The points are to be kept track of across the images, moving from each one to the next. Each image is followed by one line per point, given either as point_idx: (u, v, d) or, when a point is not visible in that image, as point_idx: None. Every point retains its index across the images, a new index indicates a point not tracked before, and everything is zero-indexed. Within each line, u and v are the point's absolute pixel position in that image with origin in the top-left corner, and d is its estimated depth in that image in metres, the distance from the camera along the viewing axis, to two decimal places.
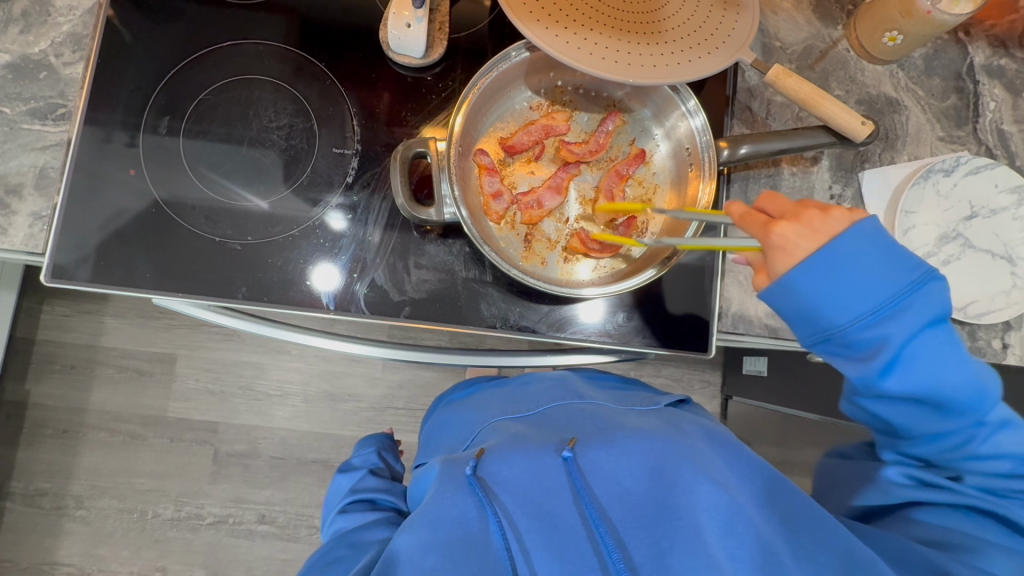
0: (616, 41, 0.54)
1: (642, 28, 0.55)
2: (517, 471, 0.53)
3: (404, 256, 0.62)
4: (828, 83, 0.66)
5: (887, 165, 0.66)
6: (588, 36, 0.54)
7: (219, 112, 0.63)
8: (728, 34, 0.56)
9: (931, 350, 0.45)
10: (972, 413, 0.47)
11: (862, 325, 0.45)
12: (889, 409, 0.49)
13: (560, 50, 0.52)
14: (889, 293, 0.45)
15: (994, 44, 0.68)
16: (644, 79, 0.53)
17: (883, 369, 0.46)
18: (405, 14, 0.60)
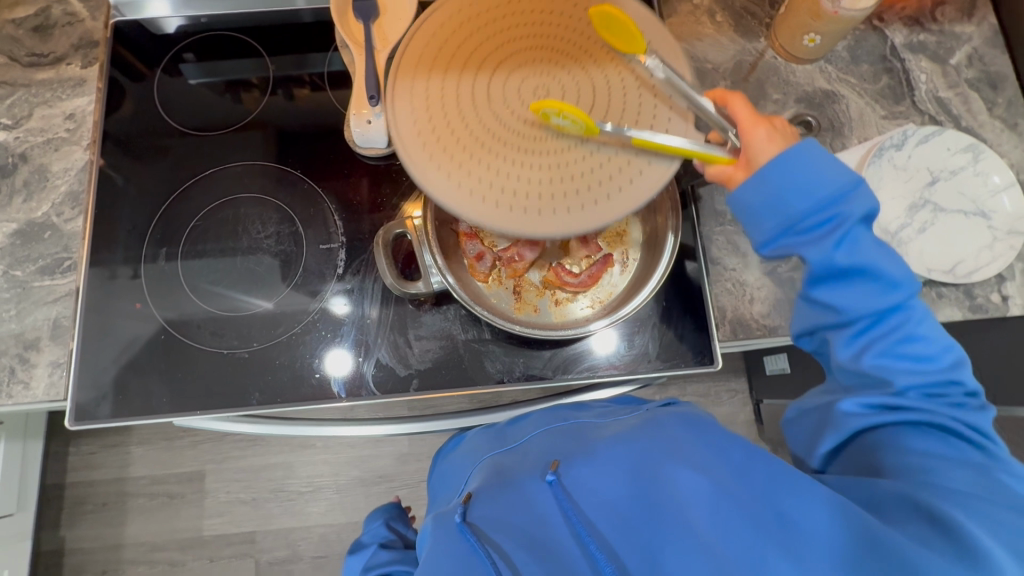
0: (536, 201, 0.50)
1: (569, 179, 0.50)
2: (504, 510, 0.47)
3: (404, 331, 0.64)
4: (764, 90, 0.70)
5: (840, 151, 0.68)
6: (496, 188, 0.50)
7: (210, 233, 0.68)
8: (630, 88, 0.52)
9: (868, 249, 0.49)
10: (904, 317, 0.50)
11: (787, 191, 0.49)
12: (834, 291, 0.51)
13: (457, 207, 0.49)
14: (822, 182, 0.49)
15: (909, 24, 0.72)
16: (553, 233, 0.49)
17: (821, 235, 0.49)
18: (364, 111, 0.64)
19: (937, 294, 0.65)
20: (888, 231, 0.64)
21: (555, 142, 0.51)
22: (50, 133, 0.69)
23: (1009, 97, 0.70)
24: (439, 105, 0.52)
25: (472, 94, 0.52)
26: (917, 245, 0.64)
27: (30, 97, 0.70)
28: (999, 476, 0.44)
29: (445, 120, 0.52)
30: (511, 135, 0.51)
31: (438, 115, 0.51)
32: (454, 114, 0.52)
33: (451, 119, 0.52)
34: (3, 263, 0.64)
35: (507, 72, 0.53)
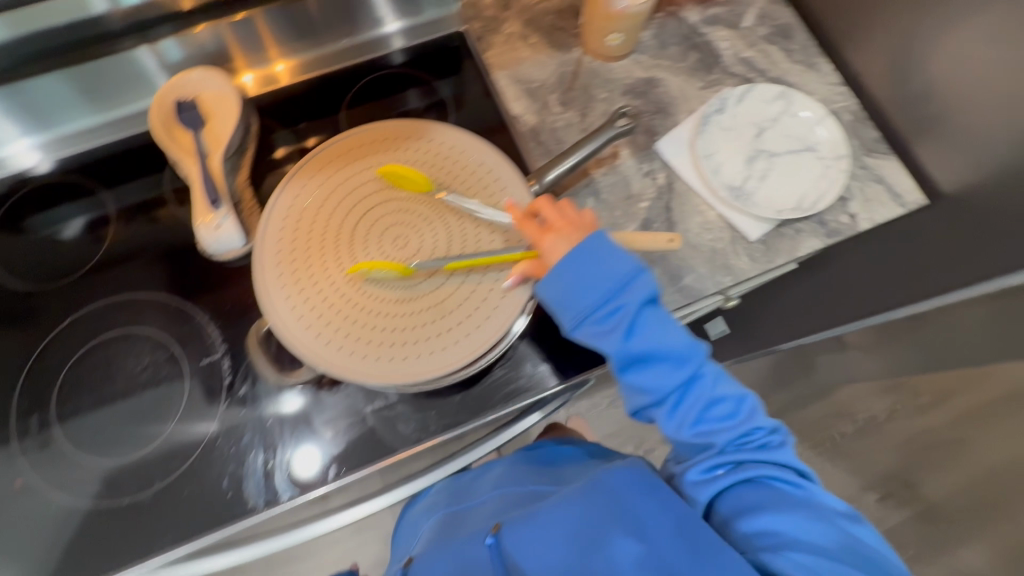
0: (428, 355, 0.55)
1: (446, 318, 0.56)
2: (444, 561, 0.60)
3: (309, 421, 0.61)
4: (591, 93, 0.74)
5: (672, 128, 0.73)
6: (354, 313, 0.56)
7: (84, 384, 0.64)
8: (485, 232, 0.59)
9: (654, 335, 0.54)
10: (725, 409, 0.56)
11: (589, 312, 0.54)
12: (643, 378, 0.55)
13: (353, 372, 0.54)
14: (610, 274, 0.53)
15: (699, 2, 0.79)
16: (406, 356, 0.55)
17: (615, 331, 0.53)
18: (209, 218, 0.63)
19: (797, 230, 0.68)
20: (734, 187, 0.69)
21: (432, 302, 0.57)
22: None
23: (802, 42, 0.77)
24: (313, 290, 0.57)
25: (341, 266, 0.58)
26: (763, 192, 0.69)
27: None
28: (838, 522, 0.50)
29: (307, 237, 0.59)
30: (392, 310, 0.56)
31: (309, 286, 0.57)
32: (327, 290, 0.57)
33: (315, 236, 0.59)
34: None
35: (365, 232, 0.59)
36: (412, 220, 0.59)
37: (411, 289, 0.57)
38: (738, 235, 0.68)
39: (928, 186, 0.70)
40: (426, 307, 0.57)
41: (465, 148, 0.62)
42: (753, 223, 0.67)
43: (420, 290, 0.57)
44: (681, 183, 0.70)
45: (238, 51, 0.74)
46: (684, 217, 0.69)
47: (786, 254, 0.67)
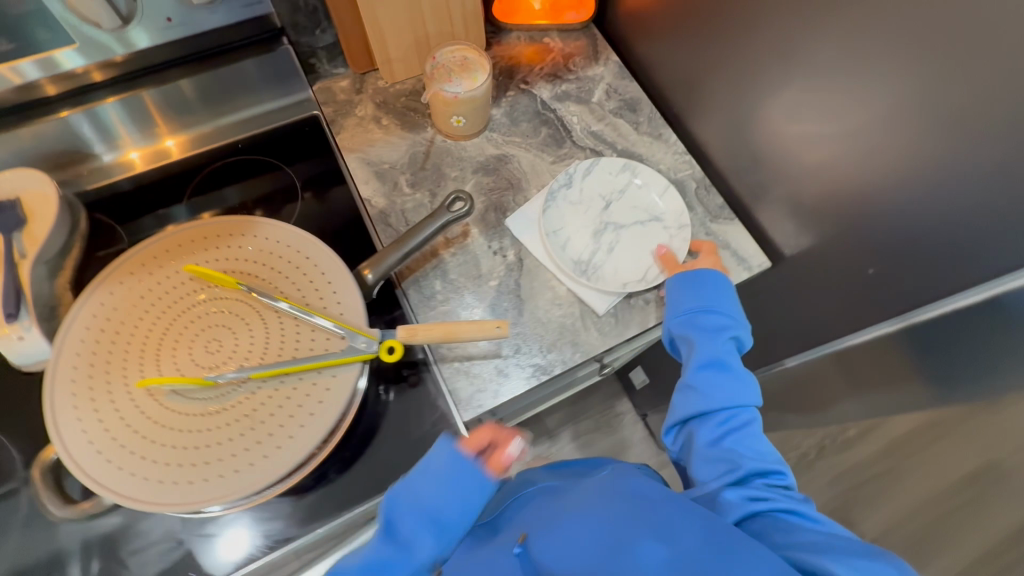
0: (232, 474, 0.51)
1: (256, 430, 0.52)
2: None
3: (117, 552, 0.55)
4: (442, 172, 0.74)
5: (523, 204, 0.73)
6: (153, 433, 0.52)
7: None
8: (304, 328, 0.56)
9: (730, 352, 0.62)
10: (758, 441, 0.57)
11: (695, 311, 0.63)
12: (710, 390, 0.60)
13: (146, 500, 0.49)
14: (715, 292, 0.64)
15: (550, 79, 0.82)
16: (208, 475, 0.51)
17: (707, 335, 0.62)
18: (7, 331, 0.58)
19: (645, 301, 0.68)
20: (582, 262, 0.69)
21: (242, 413, 0.53)
22: None
23: (648, 114, 0.80)
24: (106, 406, 0.52)
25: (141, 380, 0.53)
26: (610, 266, 0.69)
27: None
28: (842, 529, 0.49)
29: (102, 351, 0.54)
30: (195, 424, 0.52)
31: (104, 405, 0.52)
32: (123, 405, 0.52)
33: (113, 348, 0.54)
34: None
35: (173, 339, 0.55)
36: (226, 322, 0.56)
37: (220, 400, 0.53)
38: (588, 309, 0.67)
39: (771, 248, 0.72)
40: (234, 419, 0.53)
41: (287, 241, 0.60)
42: (601, 296, 0.67)
43: (229, 400, 0.53)
44: (531, 260, 0.70)
45: (118, 128, 0.74)
46: (534, 294, 0.68)
47: (636, 326, 0.67)
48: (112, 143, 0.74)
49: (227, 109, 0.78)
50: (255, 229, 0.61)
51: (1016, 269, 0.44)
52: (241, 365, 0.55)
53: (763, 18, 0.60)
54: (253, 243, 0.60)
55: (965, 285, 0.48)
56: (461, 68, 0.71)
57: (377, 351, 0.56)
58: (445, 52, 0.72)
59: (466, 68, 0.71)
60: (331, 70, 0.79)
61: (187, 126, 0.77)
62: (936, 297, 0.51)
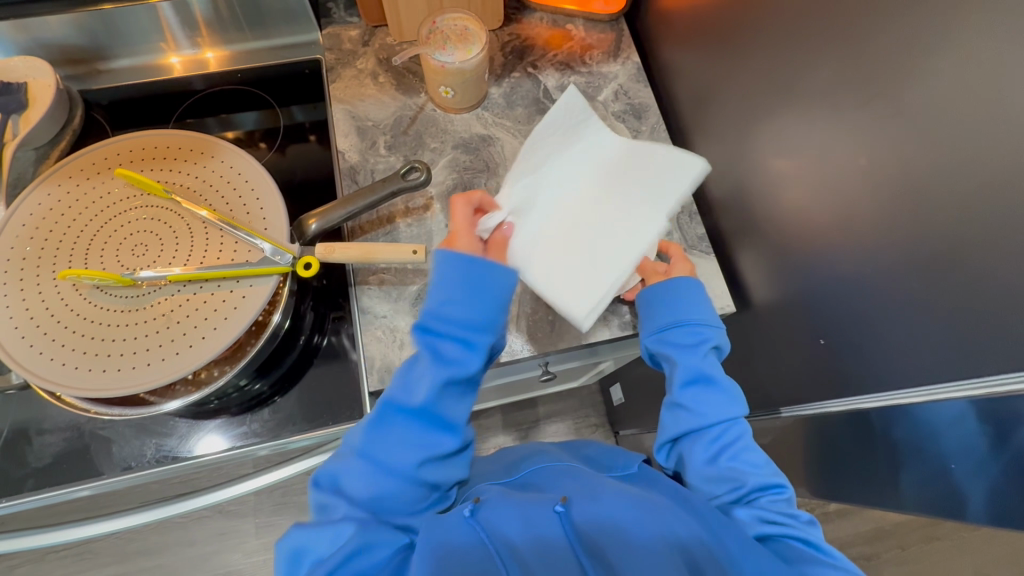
0: (142, 367, 0.52)
1: (170, 329, 0.54)
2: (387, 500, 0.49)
3: (27, 427, 0.59)
4: (423, 141, 0.73)
5: (493, 190, 0.70)
6: (65, 322, 0.53)
7: None
8: (231, 243, 0.58)
9: (716, 365, 0.57)
10: (754, 453, 0.53)
11: (671, 328, 0.58)
12: (697, 408, 0.56)
13: (51, 382, 0.51)
14: (692, 306, 0.58)
15: (561, 68, 0.78)
16: (114, 366, 0.52)
17: (689, 351, 0.57)
18: None
19: None
20: None
21: (157, 313, 0.54)
22: None
23: (652, 124, 0.75)
24: (32, 290, 0.54)
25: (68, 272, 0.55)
26: None
27: None
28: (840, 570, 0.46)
29: (40, 241, 0.56)
30: (111, 317, 0.54)
31: (29, 290, 0.54)
32: (48, 291, 0.54)
33: (51, 240, 0.57)
34: None
35: (106, 236, 0.57)
36: (160, 231, 0.58)
37: (138, 300, 0.55)
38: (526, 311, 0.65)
39: (740, 294, 0.66)
40: (150, 317, 0.54)
41: (236, 164, 0.62)
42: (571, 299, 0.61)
43: (148, 301, 0.55)
44: None
45: (164, 33, 0.75)
46: None
47: (571, 339, 0.63)
48: (157, 45, 0.76)
49: (264, 31, 0.77)
50: (198, 143, 0.62)
51: (970, 375, 0.38)
52: (165, 269, 0.56)
53: (776, 38, 0.54)
54: (196, 156, 0.62)
55: (916, 380, 0.43)
56: (460, 37, 0.70)
57: (293, 264, 0.57)
58: (450, 20, 0.71)
59: (463, 39, 0.69)
60: (345, 18, 0.80)
61: (215, 42, 0.77)
62: (885, 386, 0.46)
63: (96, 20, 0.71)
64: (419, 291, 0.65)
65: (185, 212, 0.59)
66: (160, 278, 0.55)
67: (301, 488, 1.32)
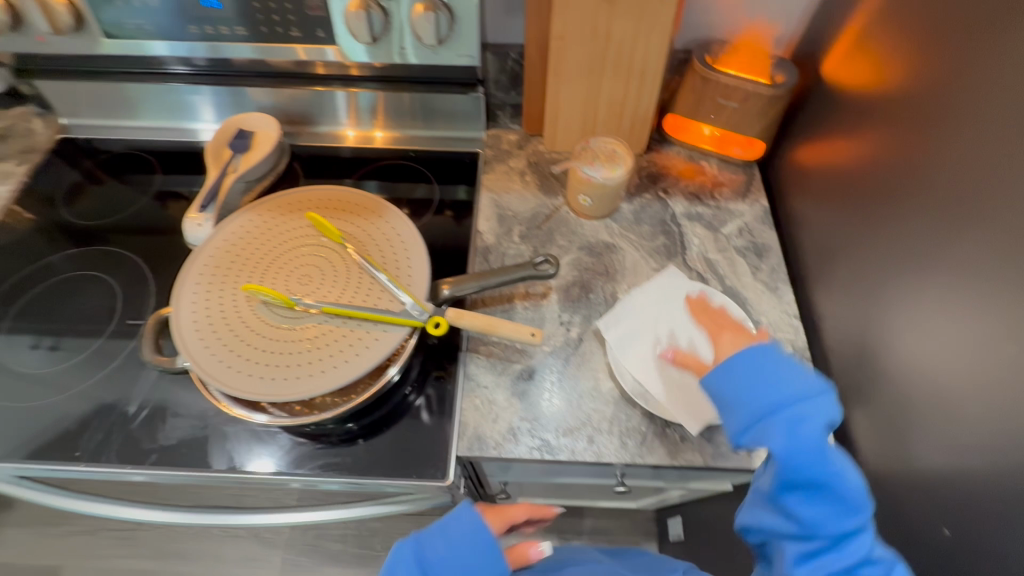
0: (281, 380, 0.60)
1: (311, 352, 0.61)
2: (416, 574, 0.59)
3: (166, 406, 0.67)
4: (553, 237, 0.80)
5: (608, 295, 0.75)
6: (233, 325, 0.63)
7: (44, 302, 0.76)
8: (377, 290, 0.66)
9: (830, 461, 0.51)
10: (876, 574, 0.49)
11: (761, 420, 0.53)
12: (804, 507, 0.52)
13: (208, 374, 0.60)
14: (790, 390, 0.54)
15: (690, 198, 0.84)
16: (259, 373, 0.60)
17: (792, 442, 0.52)
18: (197, 216, 0.76)
19: (681, 437, 0.64)
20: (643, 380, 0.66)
21: (305, 336, 0.63)
22: None
23: (773, 265, 0.77)
24: (216, 294, 0.65)
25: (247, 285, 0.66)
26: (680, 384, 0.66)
27: None
28: None
29: (233, 255, 0.68)
30: (268, 331, 0.63)
31: (213, 293, 0.65)
32: (227, 297, 0.65)
33: (241, 256, 0.68)
34: None
35: (282, 262, 0.68)
36: (324, 267, 0.68)
37: (292, 321, 0.64)
38: (620, 417, 0.66)
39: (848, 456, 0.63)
40: (298, 339, 0.62)
41: (396, 225, 0.71)
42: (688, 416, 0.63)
43: (300, 324, 0.63)
44: (590, 345, 0.71)
45: (350, 112, 0.90)
46: (577, 376, 0.68)
47: (660, 456, 0.63)
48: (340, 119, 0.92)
49: (429, 123, 0.92)
50: (371, 203, 0.73)
51: None
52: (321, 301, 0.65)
53: (916, 213, 0.56)
54: (368, 212, 0.72)
55: None
56: (607, 158, 0.79)
57: (424, 320, 0.64)
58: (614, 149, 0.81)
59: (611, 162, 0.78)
60: (508, 124, 0.93)
61: (387, 125, 0.92)
62: None
63: (302, 94, 0.87)
64: (522, 371, 0.69)
65: (347, 256, 0.69)
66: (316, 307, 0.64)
67: (338, 534, 1.32)
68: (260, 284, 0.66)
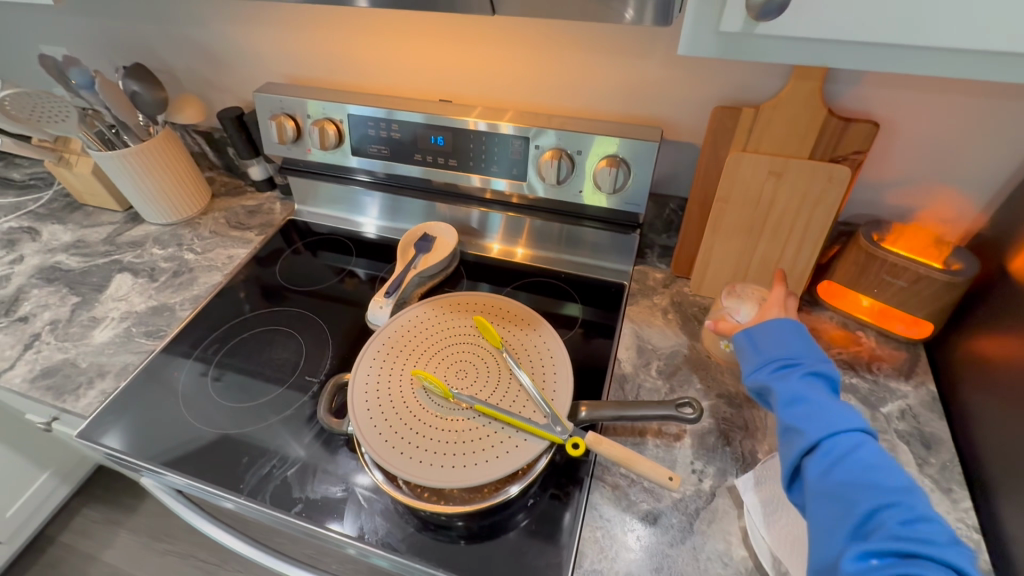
0: (427, 466, 0.65)
1: (457, 445, 0.67)
2: None
3: (319, 461, 0.75)
4: (692, 378, 0.81)
5: (746, 451, 0.72)
6: (396, 403, 0.71)
7: (247, 345, 0.91)
8: (524, 398, 0.71)
9: (830, 443, 0.58)
10: (897, 511, 0.52)
11: (791, 392, 0.63)
12: (812, 423, 0.60)
13: (369, 445, 0.67)
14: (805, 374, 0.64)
15: (843, 366, 0.81)
16: (410, 454, 0.66)
17: (809, 414, 0.60)
18: (381, 299, 0.90)
19: None
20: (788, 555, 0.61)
21: (454, 428, 0.68)
22: (213, 263, 1.05)
23: (944, 461, 0.70)
24: (387, 372, 0.74)
25: (413, 369, 0.75)
26: None
27: (218, 241, 1.10)
28: None
29: (406, 340, 0.78)
30: (423, 416, 0.70)
31: (385, 370, 0.75)
32: (395, 376, 0.74)
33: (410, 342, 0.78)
34: (132, 321, 0.94)
35: (444, 354, 0.76)
36: (479, 366, 0.75)
37: (446, 411, 0.70)
38: None
39: None
40: (448, 429, 0.69)
41: (548, 341, 0.78)
42: None
43: (452, 416, 0.70)
44: (723, 502, 0.67)
45: (498, 230, 1.04)
46: (706, 533, 0.65)
47: None
48: (490, 234, 1.05)
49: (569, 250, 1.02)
50: (528, 316, 0.81)
51: None
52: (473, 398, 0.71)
53: None
54: (524, 323, 0.80)
55: None
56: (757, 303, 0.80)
57: (565, 439, 0.67)
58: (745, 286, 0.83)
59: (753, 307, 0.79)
60: (655, 262, 1.00)
61: (529, 244, 1.04)
62: None
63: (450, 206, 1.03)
64: (647, 512, 0.67)
65: (500, 360, 0.75)
66: (469, 403, 0.70)
67: None
68: (424, 370, 0.74)
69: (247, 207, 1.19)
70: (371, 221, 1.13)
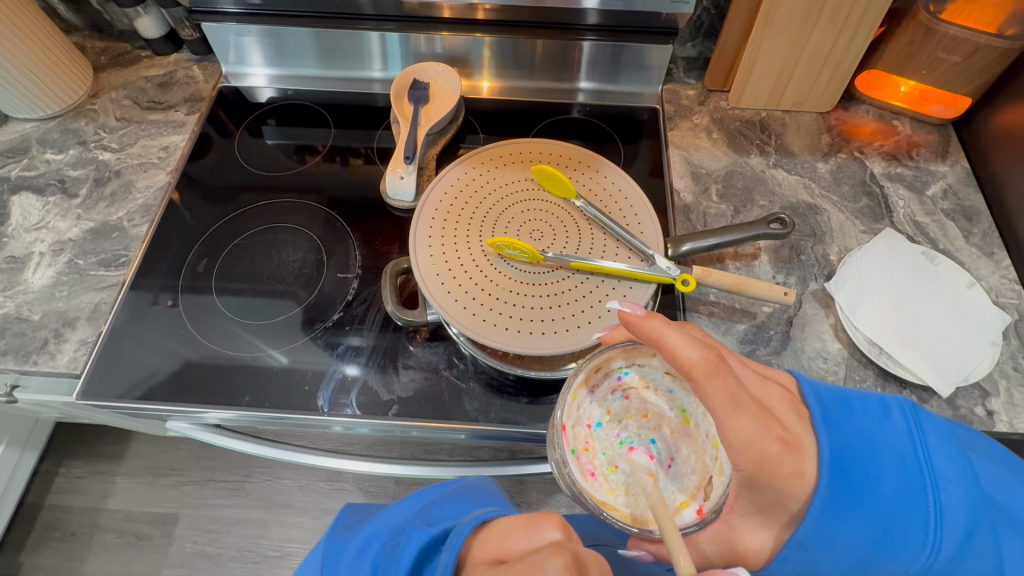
0: (539, 335, 0.59)
1: (563, 308, 0.61)
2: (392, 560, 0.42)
3: (395, 358, 0.67)
4: (752, 196, 0.78)
5: (820, 256, 0.73)
6: (477, 279, 0.62)
7: (244, 253, 0.75)
8: (614, 246, 0.65)
9: None
10: None
11: None
12: None
13: (466, 327, 0.59)
14: (958, 524, 0.38)
15: (887, 158, 0.81)
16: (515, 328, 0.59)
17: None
18: (399, 169, 0.75)
19: (918, 398, 0.64)
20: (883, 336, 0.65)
21: (553, 292, 0.62)
22: (145, 160, 0.81)
23: (985, 229, 0.75)
24: (453, 249, 0.64)
25: (481, 240, 0.65)
26: (924, 344, 0.64)
27: (138, 130, 0.83)
28: None
29: (459, 210, 0.67)
30: (513, 285, 0.62)
31: (449, 246, 0.64)
32: (464, 250, 0.64)
33: (464, 210, 0.67)
34: (72, 252, 0.72)
35: (509, 217, 0.67)
36: (555, 223, 0.66)
37: (536, 276, 0.63)
38: (854, 376, 0.65)
39: None
40: (546, 293, 0.62)
41: (617, 181, 0.70)
42: (936, 375, 0.62)
43: (544, 279, 0.63)
44: (810, 307, 0.70)
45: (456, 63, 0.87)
46: (802, 337, 0.68)
47: None
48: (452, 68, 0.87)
49: (564, 76, 0.88)
50: (586, 158, 0.71)
51: None
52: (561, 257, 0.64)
53: None
54: (584, 166, 0.71)
55: None
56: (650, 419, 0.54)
57: (674, 278, 0.62)
58: (672, 331, 0.43)
59: (662, 431, 0.54)
60: (683, 78, 0.90)
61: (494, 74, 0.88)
62: None
63: (344, 35, 0.83)
64: (746, 331, 0.68)
65: (574, 212, 0.67)
66: (561, 261, 0.63)
67: None
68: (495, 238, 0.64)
69: (154, 78, 0.89)
70: (261, 70, 0.90)
